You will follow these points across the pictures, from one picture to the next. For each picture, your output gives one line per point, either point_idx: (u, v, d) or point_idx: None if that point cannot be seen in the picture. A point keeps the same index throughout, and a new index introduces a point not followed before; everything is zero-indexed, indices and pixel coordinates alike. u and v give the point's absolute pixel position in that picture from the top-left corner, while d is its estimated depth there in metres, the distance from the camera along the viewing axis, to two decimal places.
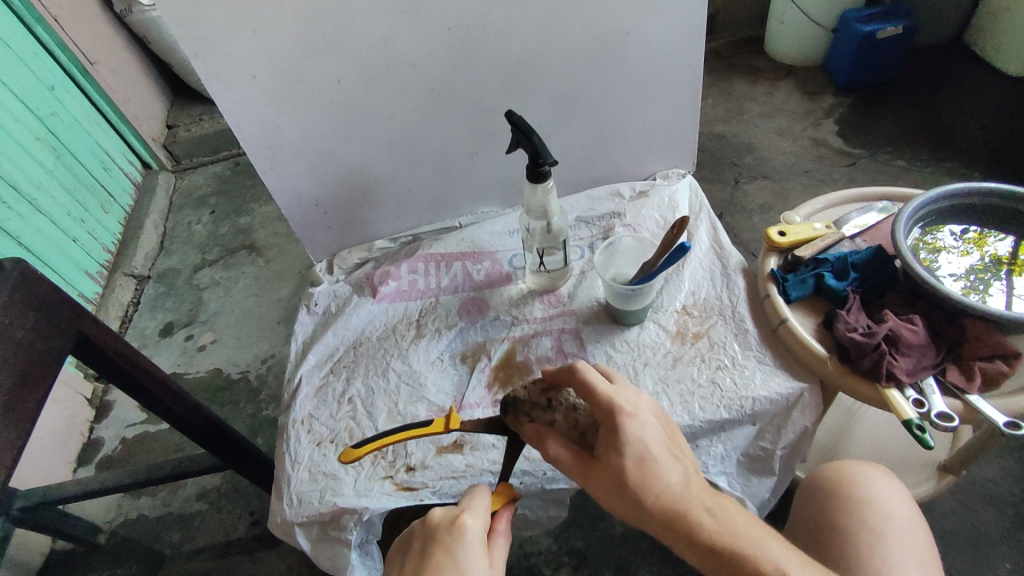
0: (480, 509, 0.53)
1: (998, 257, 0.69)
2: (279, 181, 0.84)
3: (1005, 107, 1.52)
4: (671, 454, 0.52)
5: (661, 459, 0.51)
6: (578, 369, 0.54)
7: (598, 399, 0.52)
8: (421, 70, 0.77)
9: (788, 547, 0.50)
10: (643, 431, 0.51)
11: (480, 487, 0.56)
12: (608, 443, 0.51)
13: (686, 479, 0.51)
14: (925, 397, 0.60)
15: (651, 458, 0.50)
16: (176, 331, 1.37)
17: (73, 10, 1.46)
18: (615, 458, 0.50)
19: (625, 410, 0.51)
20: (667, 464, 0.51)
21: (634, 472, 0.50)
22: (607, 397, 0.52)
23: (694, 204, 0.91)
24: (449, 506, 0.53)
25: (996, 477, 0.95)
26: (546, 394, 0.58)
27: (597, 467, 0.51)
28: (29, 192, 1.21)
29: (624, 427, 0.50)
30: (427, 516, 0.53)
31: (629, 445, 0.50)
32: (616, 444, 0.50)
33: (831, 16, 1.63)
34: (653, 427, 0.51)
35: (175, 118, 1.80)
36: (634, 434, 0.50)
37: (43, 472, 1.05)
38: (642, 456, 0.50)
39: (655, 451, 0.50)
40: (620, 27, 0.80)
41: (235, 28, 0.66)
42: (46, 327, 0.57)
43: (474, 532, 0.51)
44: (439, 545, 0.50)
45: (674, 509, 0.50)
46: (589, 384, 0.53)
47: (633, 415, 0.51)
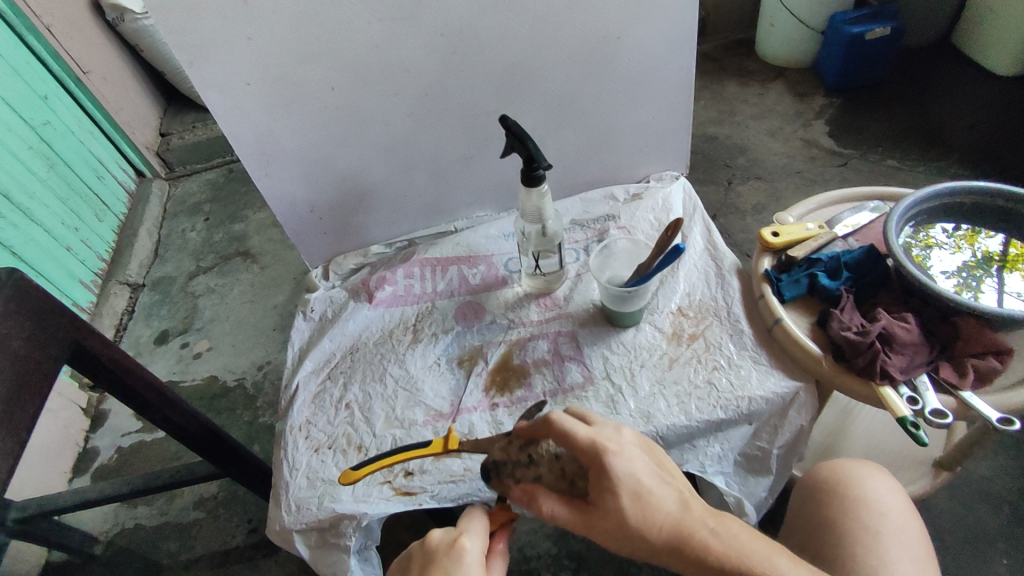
0: (478, 531, 0.54)
1: (989, 254, 0.69)
2: (274, 188, 0.84)
3: (993, 107, 1.54)
4: (660, 479, 0.52)
5: (653, 489, 0.50)
6: (553, 421, 0.54)
7: (578, 446, 0.52)
8: (415, 76, 0.77)
9: (797, 560, 0.49)
10: (632, 465, 0.51)
11: (475, 510, 0.56)
12: (601, 485, 0.50)
13: (682, 502, 0.51)
14: (919, 394, 0.61)
15: (644, 492, 0.50)
16: (171, 340, 1.37)
17: (65, 19, 1.46)
18: (610, 497, 0.50)
19: (609, 447, 0.51)
20: (660, 492, 0.51)
21: (631, 509, 0.49)
22: (587, 439, 0.52)
23: (688, 206, 0.92)
24: (447, 528, 0.54)
25: (990, 474, 0.96)
26: (525, 450, 0.58)
27: (594, 514, 0.51)
28: (22, 201, 1.20)
29: (611, 466, 0.50)
30: (426, 538, 0.53)
31: (620, 480, 0.50)
32: (606, 484, 0.50)
33: (820, 18, 1.65)
34: (639, 459, 0.52)
35: (168, 126, 1.79)
36: (623, 470, 0.50)
37: (38, 482, 1.04)
38: (635, 489, 0.50)
39: (646, 482, 0.50)
40: (612, 31, 0.81)
41: (228, 36, 0.67)
42: (41, 337, 0.57)
43: (473, 553, 0.51)
44: (438, 567, 0.50)
45: (678, 535, 0.49)
46: (567, 432, 0.53)
47: (618, 451, 0.51)
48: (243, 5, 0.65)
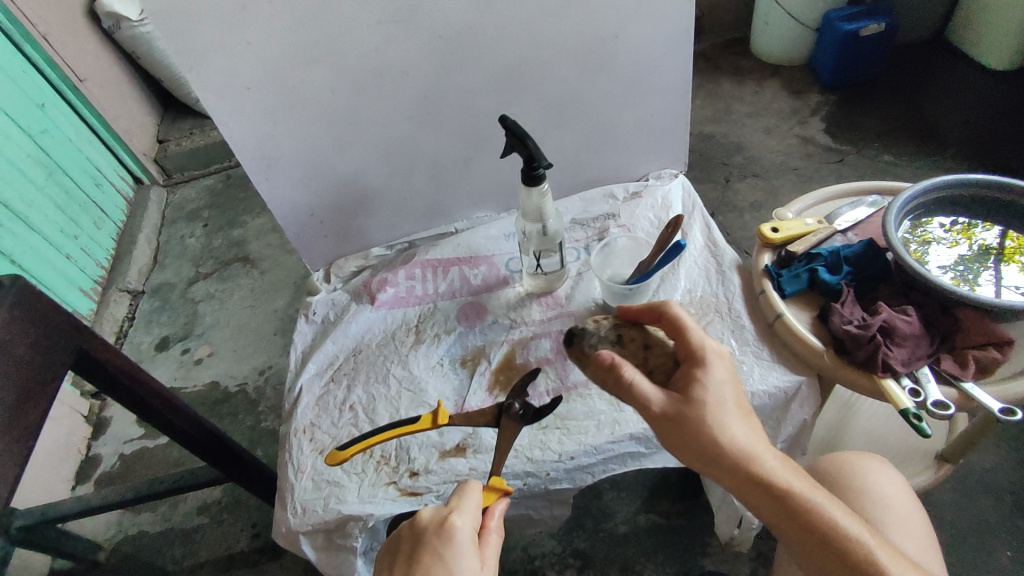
0: (469, 509, 0.53)
1: (987, 247, 0.70)
2: (275, 193, 0.84)
3: (988, 101, 1.55)
4: (746, 403, 0.53)
5: (740, 404, 0.51)
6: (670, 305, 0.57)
7: (688, 337, 0.55)
8: (414, 78, 0.78)
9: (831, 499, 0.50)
10: (729, 376, 0.52)
11: (470, 484, 0.56)
12: (694, 376, 0.52)
13: (756, 426, 0.52)
14: (921, 385, 0.61)
15: (731, 403, 0.51)
16: (172, 345, 1.37)
17: (61, 27, 1.47)
18: (701, 393, 0.51)
19: (715, 351, 0.54)
20: (743, 410, 0.51)
21: (715, 409, 0.50)
22: (698, 338, 0.54)
23: (687, 204, 0.92)
24: (438, 506, 0.53)
25: (992, 465, 0.96)
26: (616, 330, 0.58)
27: (678, 407, 0.50)
28: (21, 210, 1.20)
29: (712, 366, 0.52)
30: (417, 516, 0.53)
31: (713, 382, 0.51)
32: (701, 379, 0.51)
33: (814, 16, 1.66)
34: (735, 374, 0.53)
35: (166, 132, 1.79)
36: (719, 376, 0.52)
37: (40, 490, 1.04)
38: (723, 397, 0.51)
39: (733, 395, 0.51)
40: (609, 30, 0.82)
41: (228, 41, 0.67)
42: (45, 343, 0.57)
43: (463, 532, 0.51)
44: (427, 547, 0.50)
45: (745, 449, 0.50)
46: (682, 321, 0.56)
47: (720, 353, 0.54)
48: (242, 10, 0.65)
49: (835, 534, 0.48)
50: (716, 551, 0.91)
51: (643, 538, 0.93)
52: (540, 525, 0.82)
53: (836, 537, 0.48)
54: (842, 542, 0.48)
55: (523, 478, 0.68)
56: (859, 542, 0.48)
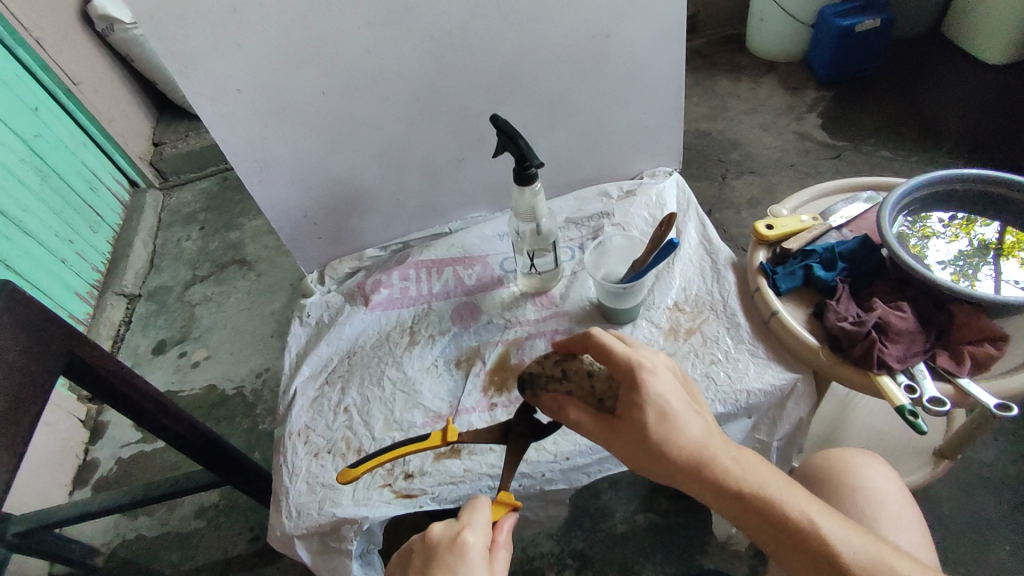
0: (481, 524, 0.53)
1: (986, 242, 0.70)
2: (268, 195, 0.84)
3: (985, 95, 1.54)
4: (691, 408, 0.52)
5: (681, 411, 0.51)
6: (592, 334, 0.57)
7: (613, 358, 0.55)
8: (406, 79, 0.77)
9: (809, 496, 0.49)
10: (664, 387, 0.52)
11: (480, 499, 0.55)
12: (631, 400, 0.52)
13: (705, 429, 0.51)
14: (917, 382, 0.61)
15: (669, 415, 0.51)
16: (169, 349, 1.37)
17: (54, 31, 1.46)
18: (638, 413, 0.51)
19: (644, 365, 0.53)
20: (687, 417, 0.51)
21: (657, 427, 0.51)
22: (624, 357, 0.54)
23: (682, 201, 0.92)
24: (450, 522, 0.53)
25: (990, 461, 0.96)
26: (560, 365, 0.59)
27: (622, 430, 0.52)
28: (15, 214, 1.20)
29: (643, 382, 0.52)
30: (427, 531, 0.53)
31: (649, 398, 0.51)
32: (636, 400, 0.52)
33: (809, 12, 1.65)
34: (671, 383, 0.53)
35: (162, 135, 1.79)
36: (654, 390, 0.52)
37: (37, 496, 1.04)
38: (662, 409, 0.51)
39: (674, 405, 0.51)
40: (602, 29, 0.81)
41: (218, 43, 0.67)
42: (36, 349, 0.57)
43: (476, 549, 0.51)
44: (440, 564, 0.50)
45: (699, 458, 0.50)
46: (605, 345, 0.55)
47: (650, 367, 0.53)
48: (231, 12, 0.65)
49: (799, 531, 0.47)
50: (714, 549, 0.90)
51: (641, 537, 0.93)
52: (537, 525, 0.82)
53: (813, 536, 0.46)
54: (807, 537, 0.46)
55: (519, 479, 0.68)
56: (822, 535, 0.46)
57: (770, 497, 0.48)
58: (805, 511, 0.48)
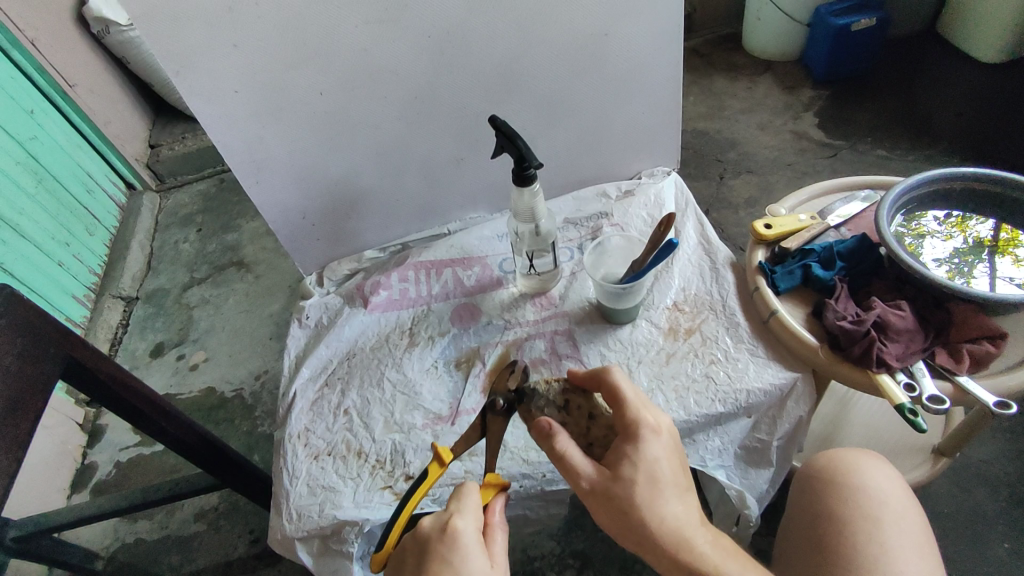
0: (469, 510, 0.52)
1: (981, 240, 0.70)
2: (265, 197, 0.83)
3: (981, 94, 1.55)
4: (681, 482, 0.52)
5: (671, 484, 0.51)
6: (610, 374, 0.57)
7: (621, 406, 0.54)
8: (403, 79, 0.77)
9: None
10: (661, 452, 0.52)
11: (466, 484, 0.54)
12: (625, 454, 0.51)
13: (690, 508, 0.51)
14: (916, 380, 0.61)
15: (656, 483, 0.50)
16: (167, 351, 1.36)
17: (49, 33, 1.45)
18: (628, 470, 0.50)
19: (649, 424, 0.53)
20: (675, 490, 0.51)
21: (643, 490, 0.50)
22: (631, 409, 0.54)
23: (680, 201, 0.92)
24: (438, 512, 0.52)
25: (989, 458, 0.97)
26: (564, 397, 0.61)
27: (605, 482, 0.51)
28: (11, 217, 1.19)
29: (644, 441, 0.52)
30: (418, 526, 0.52)
31: (642, 459, 0.51)
32: (631, 456, 0.51)
33: (805, 11, 1.66)
34: (671, 450, 0.52)
35: (158, 137, 1.78)
36: (650, 452, 0.51)
37: (36, 500, 1.04)
38: (655, 476, 0.50)
39: (666, 474, 0.51)
40: (600, 28, 0.81)
41: (214, 43, 0.66)
42: (33, 352, 0.57)
43: (468, 535, 0.50)
44: (434, 556, 0.49)
45: (676, 535, 0.49)
46: (618, 390, 0.55)
47: (655, 428, 0.53)
48: (228, 13, 0.65)
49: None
50: None
51: None
52: (538, 526, 0.82)
53: None
54: None
55: (520, 481, 0.69)
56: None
57: None
58: None
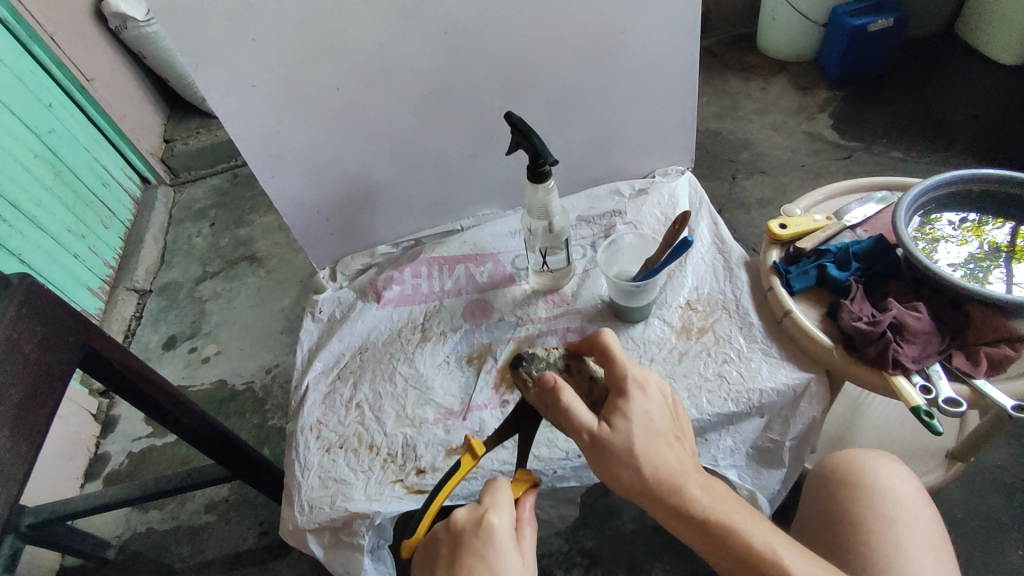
0: (505, 507, 0.51)
1: (997, 245, 0.69)
2: (280, 191, 0.84)
3: (999, 96, 1.53)
4: (673, 433, 0.52)
5: (662, 431, 0.51)
6: (601, 334, 0.57)
7: (612, 364, 0.55)
8: (419, 75, 0.78)
9: (776, 529, 0.48)
10: (650, 405, 0.52)
11: (500, 480, 0.54)
12: (615, 405, 0.52)
13: (683, 456, 0.51)
14: (932, 383, 0.60)
15: (647, 433, 0.51)
16: (179, 344, 1.38)
17: (68, 27, 1.47)
18: (620, 421, 0.51)
19: (637, 378, 0.54)
20: (668, 439, 0.51)
21: (641, 437, 0.50)
22: (621, 365, 0.55)
23: (694, 200, 0.92)
24: (473, 506, 0.51)
25: (1003, 463, 0.95)
26: (566, 361, 0.60)
27: (604, 430, 0.51)
28: (28, 208, 1.21)
29: (632, 393, 0.52)
30: (452, 517, 0.51)
31: (634, 411, 0.52)
32: (623, 408, 0.52)
33: (821, 11, 1.64)
34: (660, 402, 0.53)
35: (173, 132, 1.80)
36: (641, 402, 0.52)
37: (50, 489, 1.05)
38: (647, 424, 0.51)
39: (657, 421, 0.52)
40: (616, 25, 0.81)
41: (234, 38, 0.67)
42: (54, 341, 0.57)
43: (503, 532, 0.50)
44: (469, 551, 0.49)
45: (670, 482, 0.49)
46: (610, 349, 0.56)
47: (644, 382, 0.54)
48: (247, 6, 0.65)
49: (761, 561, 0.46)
50: None
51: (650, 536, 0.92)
52: (547, 524, 0.82)
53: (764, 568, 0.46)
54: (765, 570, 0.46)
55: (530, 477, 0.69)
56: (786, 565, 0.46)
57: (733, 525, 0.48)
58: (766, 540, 0.47)
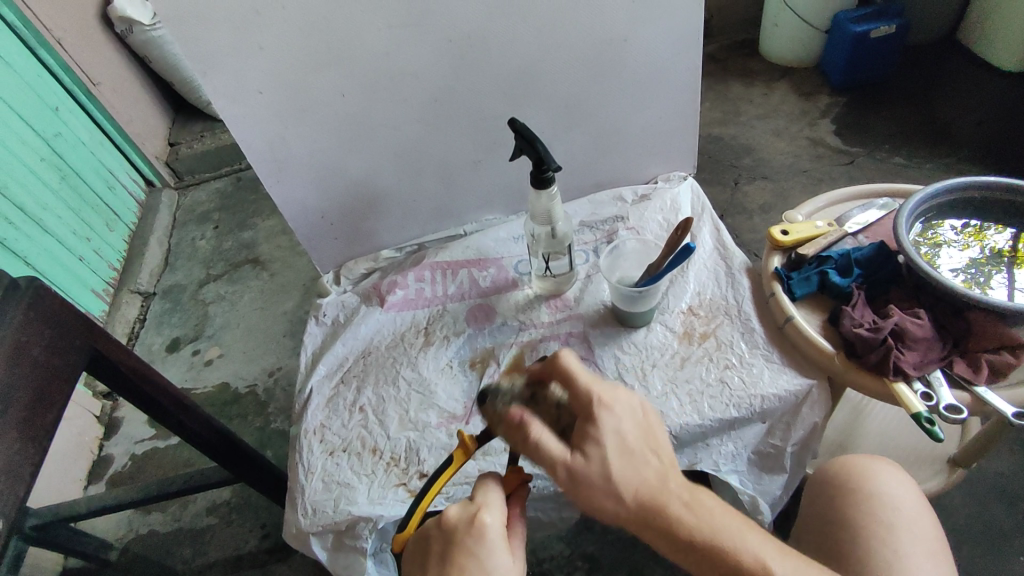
0: (497, 505, 0.51)
1: (999, 250, 0.69)
2: (285, 196, 0.85)
3: (1001, 103, 1.53)
4: (652, 449, 0.50)
5: (639, 450, 0.49)
6: (560, 357, 0.55)
7: (575, 389, 0.53)
8: (423, 82, 0.78)
9: (768, 538, 0.47)
10: (620, 424, 0.50)
11: (492, 478, 0.53)
12: (585, 433, 0.50)
13: (664, 472, 0.48)
14: (933, 389, 0.61)
15: (621, 457, 0.48)
16: (182, 346, 1.38)
17: (75, 32, 1.48)
18: (593, 449, 0.48)
19: (603, 399, 0.51)
20: (646, 457, 0.49)
21: (617, 464, 0.48)
22: (584, 387, 0.53)
23: (696, 206, 0.92)
24: (465, 504, 0.51)
25: (1005, 470, 0.95)
26: (531, 389, 0.58)
27: (576, 463, 0.48)
28: (35, 211, 1.22)
29: (601, 417, 0.50)
30: (444, 515, 0.51)
31: (605, 435, 0.49)
32: (594, 434, 0.49)
33: (823, 18, 1.65)
34: (631, 419, 0.51)
35: (178, 135, 1.81)
36: (610, 423, 0.50)
37: (54, 491, 1.05)
38: (621, 446, 0.49)
39: (632, 441, 0.49)
40: (619, 33, 0.82)
41: (242, 45, 0.68)
42: (61, 345, 0.58)
43: (495, 531, 0.49)
44: (461, 549, 0.48)
45: (651, 504, 0.47)
46: (570, 373, 0.54)
47: (611, 402, 0.52)
48: (255, 14, 0.66)
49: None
50: None
51: (652, 541, 0.93)
52: (549, 528, 0.82)
53: None
54: None
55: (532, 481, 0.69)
56: None
57: (722, 543, 0.46)
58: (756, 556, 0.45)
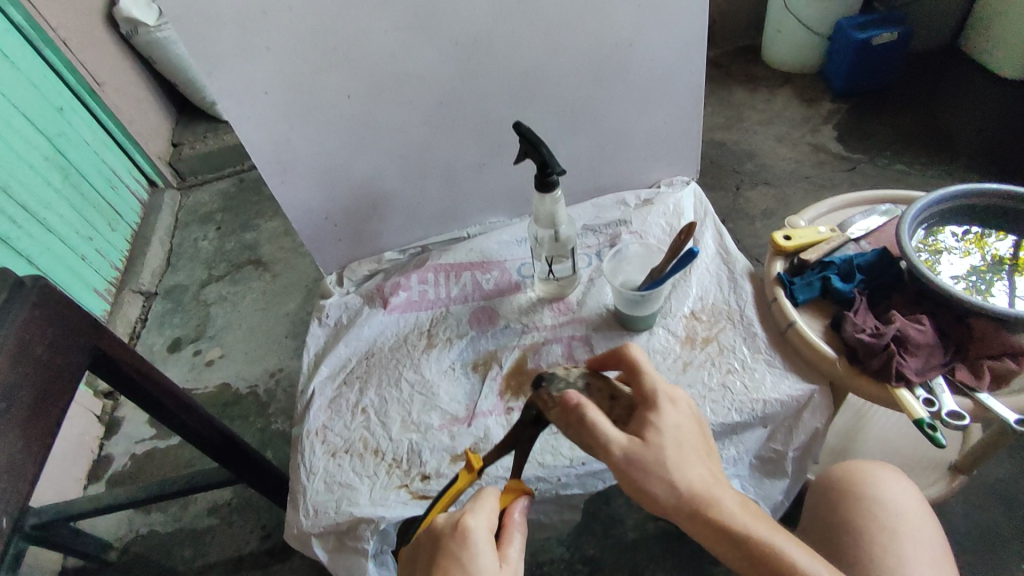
0: (484, 509, 0.51)
1: (999, 258, 0.70)
2: (289, 197, 0.85)
3: (1002, 110, 1.54)
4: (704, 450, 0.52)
5: (695, 451, 0.51)
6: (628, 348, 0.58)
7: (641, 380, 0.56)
8: (429, 85, 0.79)
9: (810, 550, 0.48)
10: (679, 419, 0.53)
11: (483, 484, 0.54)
12: (645, 422, 0.52)
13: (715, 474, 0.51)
14: (936, 396, 0.61)
15: (674, 448, 0.51)
16: (184, 347, 1.38)
17: (80, 32, 1.49)
18: (653, 436, 0.51)
19: (665, 395, 0.54)
20: (700, 456, 0.51)
21: (675, 456, 0.50)
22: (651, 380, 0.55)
23: (699, 210, 0.93)
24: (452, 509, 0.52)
25: (1006, 477, 0.96)
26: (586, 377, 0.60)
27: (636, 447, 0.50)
28: (38, 210, 1.22)
29: (661, 408, 0.53)
30: (433, 522, 0.52)
31: (666, 426, 0.52)
32: (654, 424, 0.52)
33: (826, 24, 1.66)
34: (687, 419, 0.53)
35: (181, 136, 1.82)
36: (669, 418, 0.52)
37: (53, 490, 1.05)
38: (680, 442, 0.51)
39: (689, 439, 0.52)
40: (624, 38, 0.82)
41: (249, 46, 0.68)
42: (65, 343, 0.58)
43: (479, 533, 0.49)
44: (445, 552, 0.49)
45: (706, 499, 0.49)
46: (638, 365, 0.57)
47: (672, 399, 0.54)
48: (261, 15, 0.66)
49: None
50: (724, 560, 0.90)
51: (652, 545, 0.93)
52: (550, 531, 0.82)
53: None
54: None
55: (535, 484, 0.69)
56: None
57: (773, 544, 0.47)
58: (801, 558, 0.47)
